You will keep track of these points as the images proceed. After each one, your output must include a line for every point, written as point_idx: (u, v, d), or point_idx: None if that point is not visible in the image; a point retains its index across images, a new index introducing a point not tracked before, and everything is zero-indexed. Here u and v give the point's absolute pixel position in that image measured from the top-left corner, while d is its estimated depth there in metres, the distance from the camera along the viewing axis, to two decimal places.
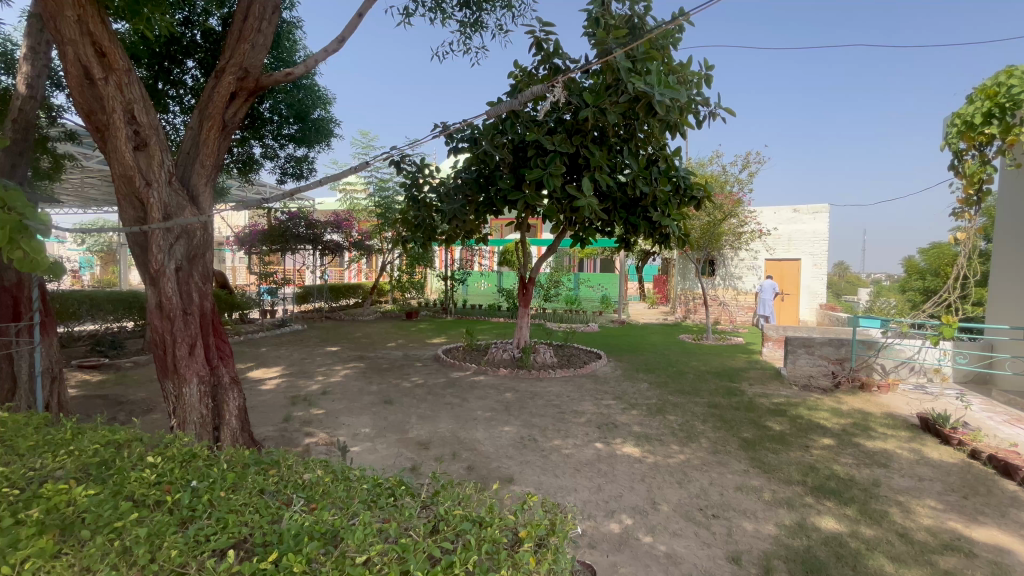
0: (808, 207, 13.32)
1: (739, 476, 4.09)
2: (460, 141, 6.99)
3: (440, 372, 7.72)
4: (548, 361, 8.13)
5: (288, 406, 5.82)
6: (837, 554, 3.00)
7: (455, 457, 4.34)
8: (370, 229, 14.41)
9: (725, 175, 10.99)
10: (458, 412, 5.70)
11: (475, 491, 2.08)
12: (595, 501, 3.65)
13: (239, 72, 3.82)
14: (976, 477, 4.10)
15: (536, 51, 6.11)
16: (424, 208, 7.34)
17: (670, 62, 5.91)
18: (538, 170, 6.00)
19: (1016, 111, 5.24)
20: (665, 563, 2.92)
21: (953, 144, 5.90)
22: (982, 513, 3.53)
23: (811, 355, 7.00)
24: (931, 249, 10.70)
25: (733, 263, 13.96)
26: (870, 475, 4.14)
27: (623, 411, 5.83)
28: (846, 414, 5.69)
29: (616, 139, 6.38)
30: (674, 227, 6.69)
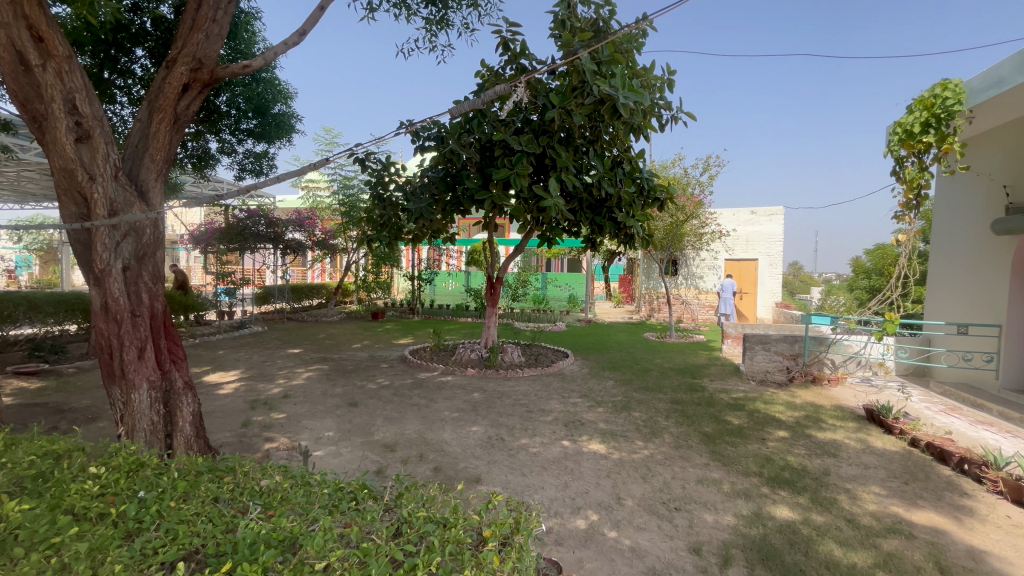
0: (764, 209, 13.88)
1: (700, 469, 4.22)
2: (427, 139, 6.95)
3: (406, 373, 7.63)
4: (516, 360, 8.16)
5: (247, 411, 5.62)
6: (790, 541, 3.14)
7: (422, 459, 4.29)
8: (334, 228, 14.07)
9: (687, 178, 11.32)
10: (425, 414, 5.63)
11: (440, 492, 2.07)
12: (561, 498, 3.68)
13: (192, 63, 3.65)
14: (915, 464, 4.37)
15: (502, 50, 6.10)
16: (390, 208, 7.19)
17: (634, 66, 6.04)
18: (505, 170, 6.00)
19: (950, 121, 5.69)
20: (629, 556, 2.98)
21: (896, 151, 6.24)
22: (921, 497, 3.77)
23: (767, 351, 7.26)
24: (875, 250, 11.37)
25: (694, 263, 14.40)
26: (821, 465, 4.35)
27: (590, 409, 5.92)
28: (799, 407, 5.97)
29: (582, 141, 6.47)
30: (638, 228, 6.82)
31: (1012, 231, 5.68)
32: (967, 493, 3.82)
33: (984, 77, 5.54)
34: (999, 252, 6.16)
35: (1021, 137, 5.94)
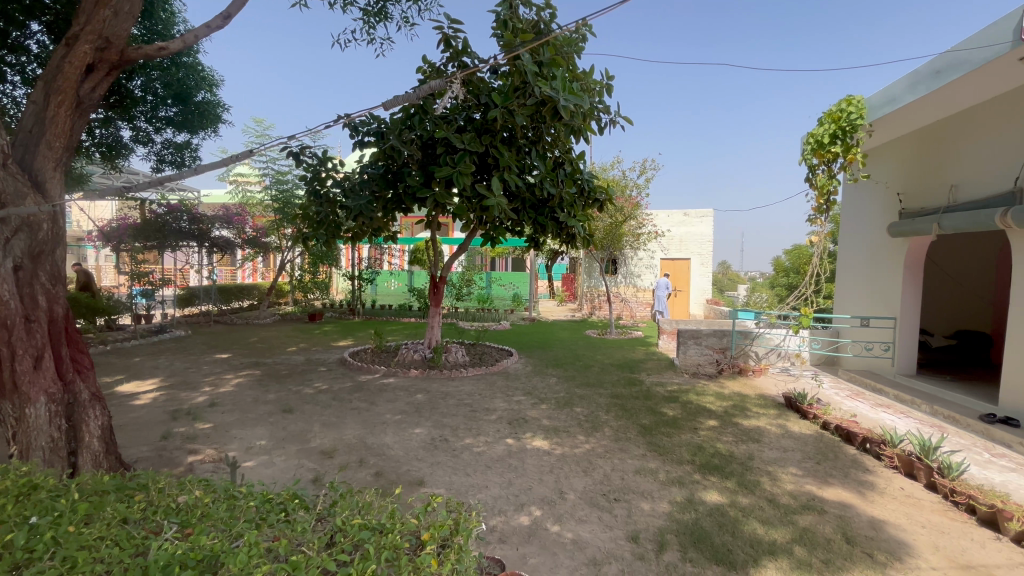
0: (696, 211, 14.66)
1: (638, 460, 4.40)
2: (366, 134, 6.75)
3: (346, 376, 7.35)
4: (460, 359, 8.11)
5: (167, 422, 5.18)
6: (719, 523, 3.34)
7: (362, 464, 4.15)
8: (266, 225, 13.30)
9: (625, 180, 11.76)
10: (366, 417, 5.47)
11: (376, 497, 2.02)
12: (505, 496, 3.70)
13: (98, 41, 3.32)
14: (827, 445, 4.79)
15: (444, 47, 6.02)
16: (328, 204, 6.87)
17: (574, 70, 6.18)
18: (447, 167, 5.93)
19: (853, 134, 6.28)
20: (572, 549, 3.04)
21: (809, 159, 6.81)
22: (831, 475, 4.14)
23: (699, 345, 7.67)
24: (793, 250, 12.39)
25: (633, 262, 14.97)
26: (746, 450, 4.67)
27: (534, 406, 6.00)
28: (727, 398, 6.37)
29: (525, 141, 6.48)
30: (579, 228, 6.97)
31: (905, 233, 6.37)
32: (869, 470, 4.24)
33: (882, 95, 6.15)
34: (894, 253, 6.88)
35: (912, 149, 6.67)
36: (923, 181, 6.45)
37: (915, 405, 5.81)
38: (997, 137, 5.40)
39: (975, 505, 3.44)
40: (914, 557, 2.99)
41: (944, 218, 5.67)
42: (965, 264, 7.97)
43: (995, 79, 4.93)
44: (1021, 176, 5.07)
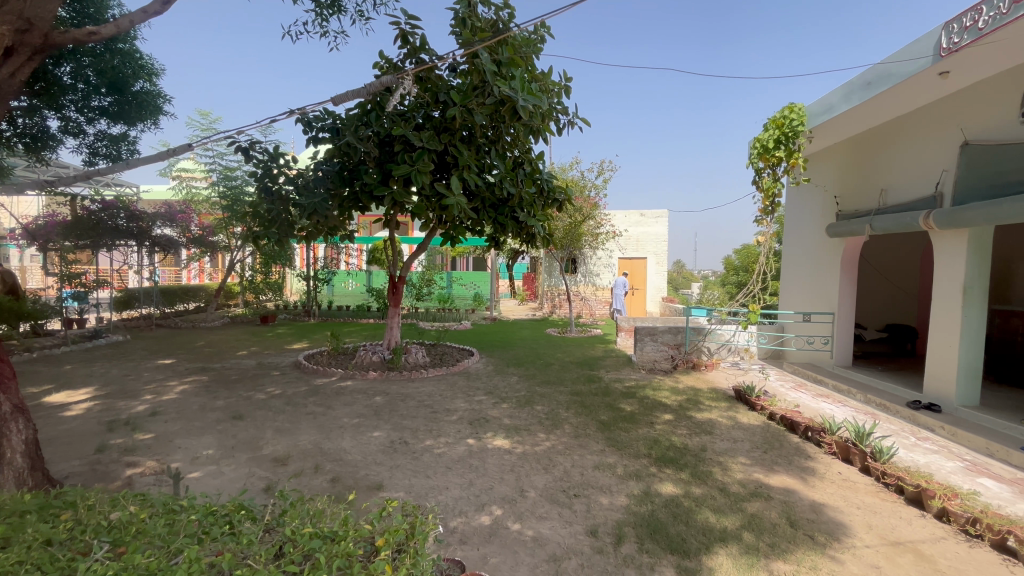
0: (652, 212, 15.09)
1: (597, 456, 4.48)
2: (321, 130, 6.56)
3: (300, 380, 7.10)
4: (420, 360, 8.00)
5: (103, 433, 4.84)
6: (673, 514, 3.46)
7: (318, 470, 4.03)
8: (213, 223, 12.69)
9: (584, 181, 11.96)
10: (322, 422, 5.31)
11: (329, 505, 1.97)
12: (466, 496, 3.68)
13: (19, 23, 3.05)
14: (773, 434, 5.05)
15: (401, 43, 5.92)
16: (280, 202, 6.61)
17: (533, 70, 6.22)
18: (405, 166, 5.83)
19: (795, 139, 6.65)
20: (532, 546, 3.06)
21: (755, 163, 7.15)
22: (777, 462, 4.37)
23: (655, 342, 7.90)
24: (742, 250, 12.99)
25: (592, 261, 15.24)
26: (699, 442, 4.85)
27: (495, 406, 6.00)
28: (682, 392, 6.59)
29: (484, 140, 6.49)
30: (539, 227, 7.02)
31: (841, 233, 6.80)
32: (811, 456, 4.50)
33: (820, 103, 6.55)
34: (832, 252, 7.32)
35: (847, 155, 7.12)
36: (857, 185, 6.90)
37: (851, 394, 6.22)
38: (920, 145, 5.85)
39: (903, 485, 3.71)
40: (850, 536, 3.20)
41: (875, 221, 6.10)
42: (895, 263, 8.59)
43: (918, 91, 5.34)
44: (941, 182, 5.51)
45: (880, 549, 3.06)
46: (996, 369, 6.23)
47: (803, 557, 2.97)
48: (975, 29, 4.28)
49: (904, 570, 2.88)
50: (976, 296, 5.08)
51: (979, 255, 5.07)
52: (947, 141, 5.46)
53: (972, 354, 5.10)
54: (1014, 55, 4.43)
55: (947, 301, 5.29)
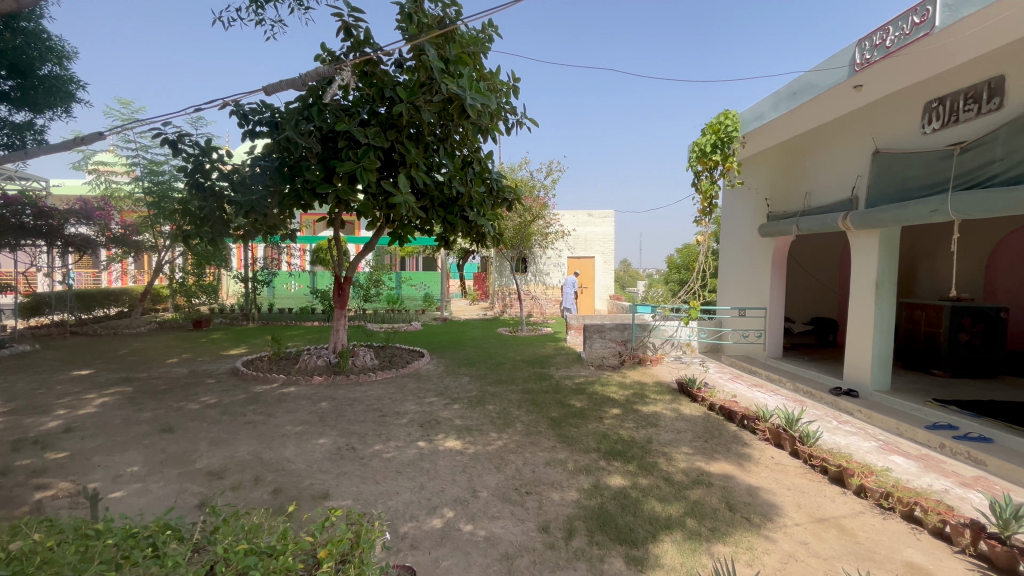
0: (599, 213, 15.49)
1: (549, 452, 4.53)
2: (258, 123, 6.24)
3: (239, 388, 6.70)
4: (368, 363, 7.79)
5: (6, 454, 4.34)
6: (622, 505, 3.56)
7: (258, 482, 3.81)
8: (137, 221, 11.74)
9: (533, 181, 12.08)
10: (263, 431, 5.04)
11: (265, 519, 1.90)
12: (417, 500, 3.61)
13: None
14: (713, 424, 5.32)
15: (344, 36, 5.72)
16: (213, 199, 6.21)
17: (480, 69, 6.22)
18: (350, 162, 5.63)
19: (730, 144, 7.05)
20: (484, 546, 3.05)
21: (694, 166, 7.51)
22: (717, 450, 4.60)
23: (603, 338, 8.11)
24: (683, 249, 13.61)
25: (542, 261, 15.41)
26: (645, 434, 5.03)
27: (446, 407, 5.93)
28: (629, 387, 6.81)
29: (432, 138, 6.42)
30: (489, 227, 6.98)
31: (773, 233, 7.28)
32: (747, 443, 4.78)
33: (751, 111, 6.98)
34: (764, 250, 7.80)
35: (775, 160, 7.62)
36: (786, 189, 7.38)
37: (782, 383, 6.67)
38: (838, 152, 6.35)
39: (827, 465, 4.02)
40: (782, 516, 3.42)
41: (801, 221, 6.56)
42: (818, 260, 9.29)
43: (836, 102, 5.80)
44: (856, 186, 6.00)
45: (808, 526, 3.29)
46: (904, 357, 6.88)
47: (741, 538, 3.14)
48: (884, 47, 4.71)
49: (828, 543, 3.11)
50: (887, 290, 5.57)
51: (889, 253, 5.57)
52: (862, 149, 5.95)
53: (883, 343, 5.61)
54: (916, 71, 4.90)
55: (863, 296, 5.77)
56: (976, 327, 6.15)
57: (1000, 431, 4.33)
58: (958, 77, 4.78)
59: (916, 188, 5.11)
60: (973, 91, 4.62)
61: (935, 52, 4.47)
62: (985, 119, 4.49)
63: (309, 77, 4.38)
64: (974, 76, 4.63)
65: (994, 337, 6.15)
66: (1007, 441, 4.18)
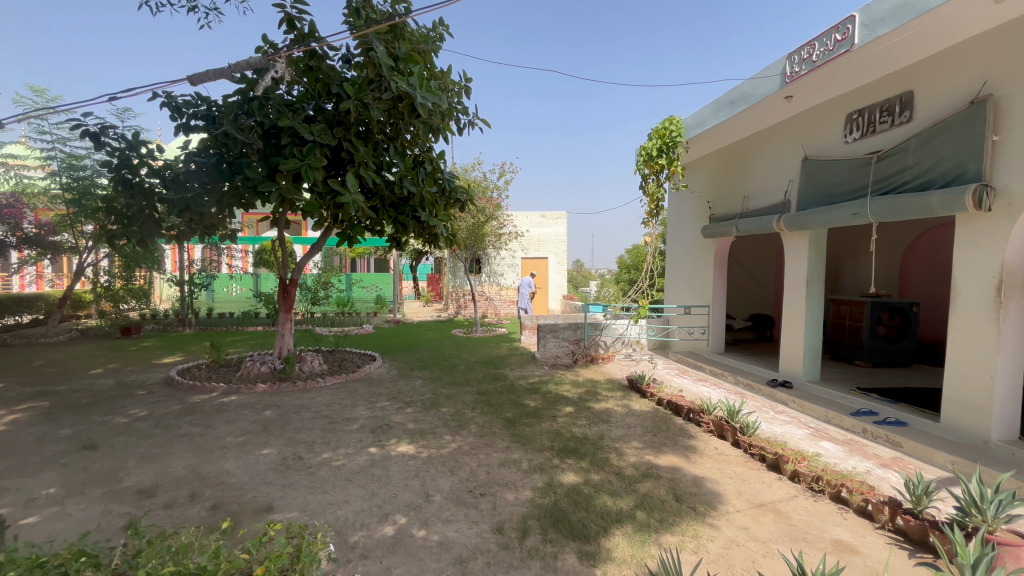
0: (552, 214, 15.70)
1: (503, 453, 4.54)
2: (193, 117, 5.88)
3: (173, 399, 6.26)
4: (316, 369, 7.50)
5: None
6: (574, 501, 3.62)
7: (194, 498, 3.58)
8: (54, 220, 10.70)
9: (486, 181, 12.07)
10: (200, 443, 4.74)
11: (192, 543, 1.83)
12: (368, 508, 3.51)
13: None
14: (661, 418, 5.51)
15: (287, 28, 5.50)
16: (142, 196, 5.79)
17: (432, 68, 6.15)
18: (294, 160, 5.39)
19: (674, 149, 7.37)
20: (437, 551, 3.01)
21: (642, 169, 7.80)
22: (666, 443, 4.77)
23: (557, 338, 8.22)
24: (633, 250, 14.03)
25: (496, 261, 15.44)
26: (597, 431, 5.14)
27: (398, 411, 5.81)
28: (582, 385, 6.93)
29: (382, 137, 6.29)
30: (442, 227, 6.88)
31: (714, 234, 7.66)
32: (693, 435, 4.98)
33: (693, 118, 7.32)
34: (707, 250, 8.18)
35: (715, 165, 8.02)
36: (725, 192, 7.77)
37: (725, 377, 7.02)
38: (772, 157, 6.75)
39: (764, 453, 4.27)
40: (724, 503, 3.59)
41: (740, 224, 6.94)
42: (756, 260, 9.84)
43: (770, 111, 6.16)
44: (788, 191, 6.40)
45: (748, 512, 3.47)
46: (832, 349, 7.42)
47: (687, 527, 3.27)
48: (810, 61, 5.06)
49: (766, 527, 3.29)
50: (816, 288, 5.98)
51: (817, 253, 5.98)
52: (793, 156, 6.36)
53: (813, 336, 6.02)
54: (840, 84, 5.28)
55: (795, 293, 6.16)
56: (892, 320, 6.72)
57: (914, 415, 4.75)
58: (874, 91, 5.21)
59: (840, 193, 5.52)
60: (887, 104, 5.03)
61: (855, 67, 4.85)
62: (898, 130, 4.91)
63: (239, 67, 4.18)
64: (888, 90, 5.04)
65: (907, 328, 6.74)
66: (919, 423, 4.59)
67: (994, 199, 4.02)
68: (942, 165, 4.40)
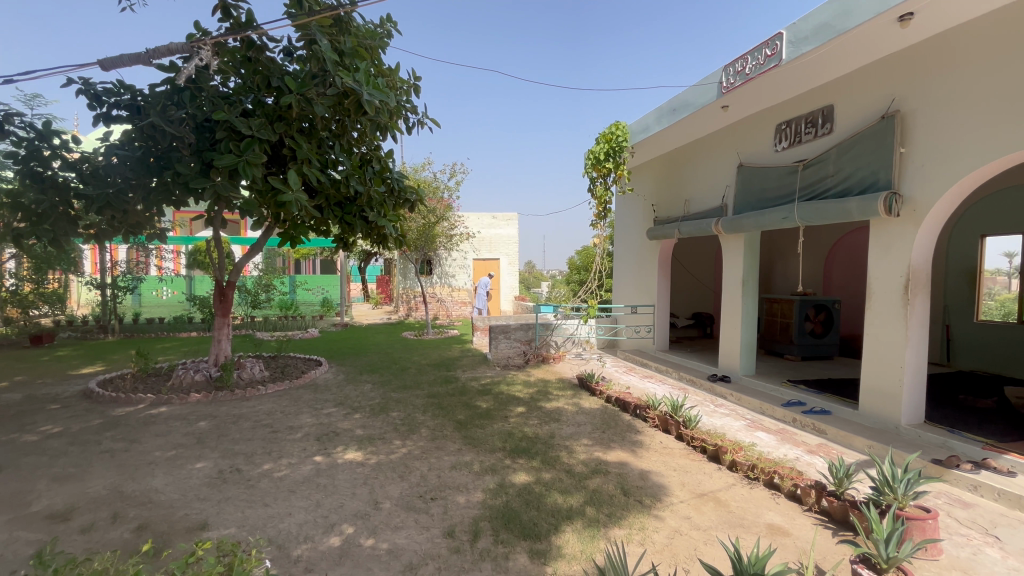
0: (503, 215, 15.76)
1: (454, 456, 4.49)
2: (115, 106, 5.43)
3: (93, 413, 5.74)
4: (257, 376, 7.12)
5: None
6: (526, 500, 3.64)
7: (117, 519, 3.30)
8: None
9: (436, 182, 11.96)
10: (124, 459, 4.37)
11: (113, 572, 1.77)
12: (312, 519, 3.37)
13: None
14: (610, 415, 5.66)
15: (222, 16, 5.19)
16: (54, 191, 5.27)
17: (379, 65, 6.01)
18: (230, 155, 5.08)
19: (620, 153, 7.60)
20: (386, 559, 2.93)
21: (590, 173, 7.98)
22: (614, 439, 4.90)
23: (508, 339, 8.25)
24: (582, 251, 14.34)
25: (447, 262, 15.31)
26: (548, 430, 5.20)
27: (346, 417, 5.62)
28: (533, 385, 7.00)
29: (326, 134, 6.06)
30: (390, 228, 6.72)
31: (658, 237, 7.95)
32: (639, 431, 5.15)
33: (638, 124, 7.58)
34: (651, 252, 8.50)
35: (659, 170, 8.34)
36: (668, 196, 8.08)
37: (669, 373, 7.32)
38: (710, 164, 7.10)
39: (706, 445, 4.47)
40: (669, 495, 3.73)
41: (682, 226, 7.25)
42: (696, 261, 10.34)
43: (708, 119, 6.48)
44: (725, 195, 6.76)
45: (690, 502, 3.63)
46: (765, 345, 7.89)
47: (634, 520, 3.37)
48: (743, 73, 5.37)
49: (707, 515, 3.45)
50: (751, 288, 6.36)
51: (752, 255, 6.35)
52: (730, 162, 6.71)
53: (748, 332, 6.39)
54: (771, 95, 5.63)
55: (732, 292, 6.52)
56: (818, 316, 7.26)
57: (836, 404, 5.14)
58: (800, 104, 5.60)
59: (771, 199, 5.88)
60: (811, 117, 5.43)
61: (783, 80, 5.19)
62: (820, 141, 5.30)
63: (159, 53, 3.89)
64: (812, 104, 5.43)
65: (831, 324, 7.31)
66: (841, 411, 4.98)
67: (901, 206, 4.42)
68: (858, 173, 4.78)
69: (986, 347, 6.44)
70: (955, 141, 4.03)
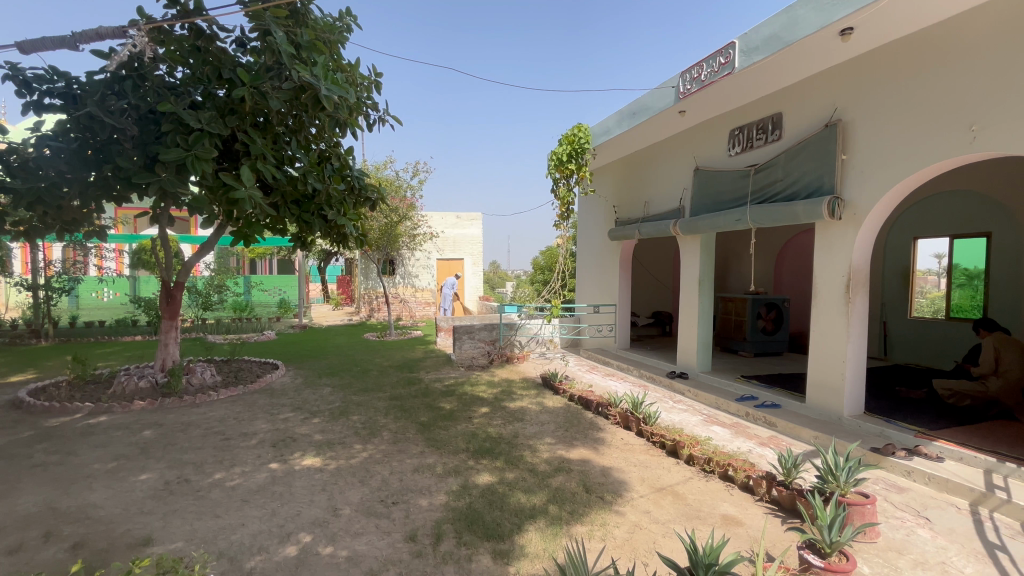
0: (467, 215, 15.70)
1: (417, 458, 4.43)
2: (47, 94, 5.05)
3: (22, 424, 5.32)
4: (207, 381, 6.79)
5: None
6: (489, 501, 3.63)
7: (50, 538, 3.07)
8: None
9: (398, 181, 11.80)
10: (58, 474, 4.07)
11: None
12: (267, 529, 3.25)
13: None
14: (573, 413, 5.73)
15: (168, 3, 4.93)
16: None
17: (338, 59, 5.86)
18: (177, 149, 4.82)
19: (582, 155, 7.72)
20: (345, 567, 2.86)
21: (553, 173, 8.06)
22: (577, 437, 4.96)
23: (472, 339, 8.21)
24: (545, 251, 14.47)
25: (410, 262, 15.10)
26: (512, 430, 5.20)
27: (303, 422, 5.44)
28: (497, 385, 6.99)
29: (282, 129, 5.86)
30: (350, 227, 6.56)
31: (619, 237, 8.12)
32: (601, 428, 5.24)
33: (599, 127, 7.73)
34: (613, 252, 8.66)
35: (620, 172, 8.52)
36: (628, 198, 8.26)
37: (630, 371, 7.48)
38: (669, 167, 7.30)
39: (665, 441, 4.59)
40: (629, 491, 3.81)
41: (642, 227, 7.42)
42: (656, 261, 10.62)
43: (667, 124, 6.67)
44: (683, 198, 6.96)
45: (649, 496, 3.72)
46: (720, 342, 8.20)
47: (596, 516, 3.42)
48: (699, 80, 5.55)
49: (665, 509, 3.54)
50: (706, 287, 6.59)
51: (707, 255, 6.58)
52: (686, 166, 6.92)
53: (705, 330, 6.61)
54: (725, 101, 5.85)
55: (689, 291, 6.73)
56: (769, 314, 7.61)
57: (785, 398, 5.39)
58: (752, 111, 5.84)
59: (726, 201, 6.10)
60: (762, 124, 5.67)
61: (735, 87, 5.40)
62: (770, 147, 5.55)
63: (90, 37, 3.64)
64: (763, 111, 5.68)
65: (781, 322, 7.67)
66: (790, 405, 5.22)
67: (843, 209, 4.69)
68: (805, 178, 5.03)
69: (917, 341, 6.94)
70: (890, 149, 4.31)
